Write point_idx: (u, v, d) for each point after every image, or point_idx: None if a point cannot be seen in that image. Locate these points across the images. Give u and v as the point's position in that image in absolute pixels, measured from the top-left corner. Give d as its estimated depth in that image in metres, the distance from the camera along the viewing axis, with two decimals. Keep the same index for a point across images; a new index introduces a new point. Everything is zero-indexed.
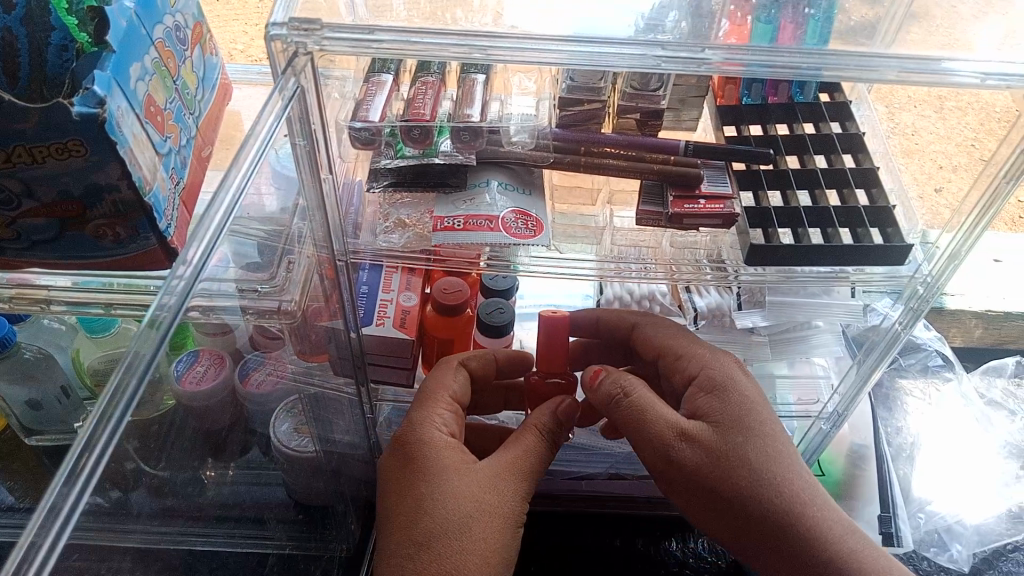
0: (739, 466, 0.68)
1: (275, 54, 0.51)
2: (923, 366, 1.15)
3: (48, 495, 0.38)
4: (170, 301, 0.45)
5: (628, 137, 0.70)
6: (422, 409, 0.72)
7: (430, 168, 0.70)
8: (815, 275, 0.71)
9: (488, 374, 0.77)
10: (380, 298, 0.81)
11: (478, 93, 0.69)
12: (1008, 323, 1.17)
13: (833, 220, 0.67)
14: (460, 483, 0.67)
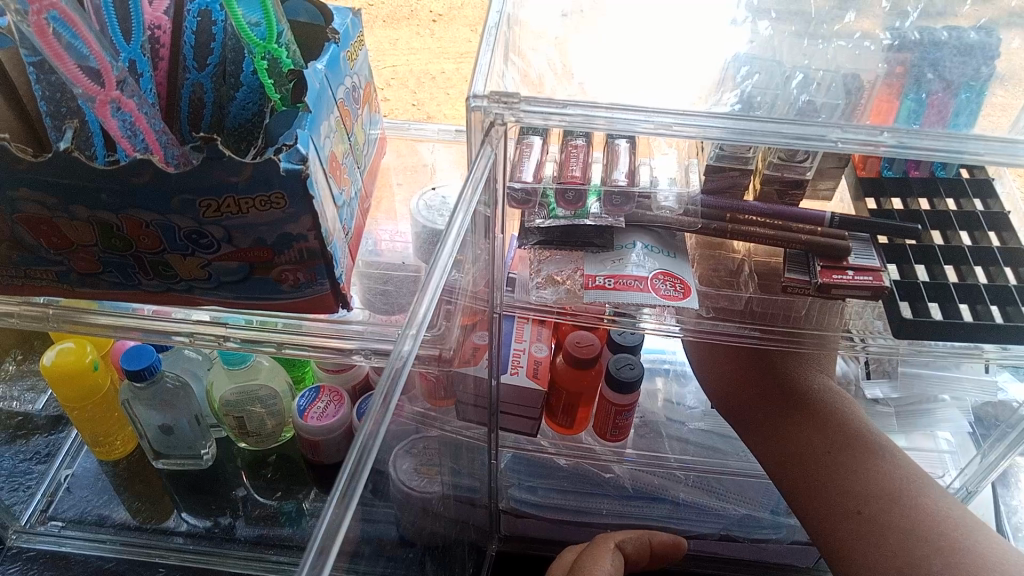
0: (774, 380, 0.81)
1: (473, 122, 0.59)
2: None
3: (313, 545, 0.44)
4: (405, 347, 0.53)
5: (772, 206, 0.71)
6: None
7: (578, 229, 0.73)
8: (960, 350, 0.70)
9: (639, 558, 0.88)
10: (513, 349, 0.85)
11: (625, 159, 0.72)
12: None
13: (984, 297, 0.67)
14: None
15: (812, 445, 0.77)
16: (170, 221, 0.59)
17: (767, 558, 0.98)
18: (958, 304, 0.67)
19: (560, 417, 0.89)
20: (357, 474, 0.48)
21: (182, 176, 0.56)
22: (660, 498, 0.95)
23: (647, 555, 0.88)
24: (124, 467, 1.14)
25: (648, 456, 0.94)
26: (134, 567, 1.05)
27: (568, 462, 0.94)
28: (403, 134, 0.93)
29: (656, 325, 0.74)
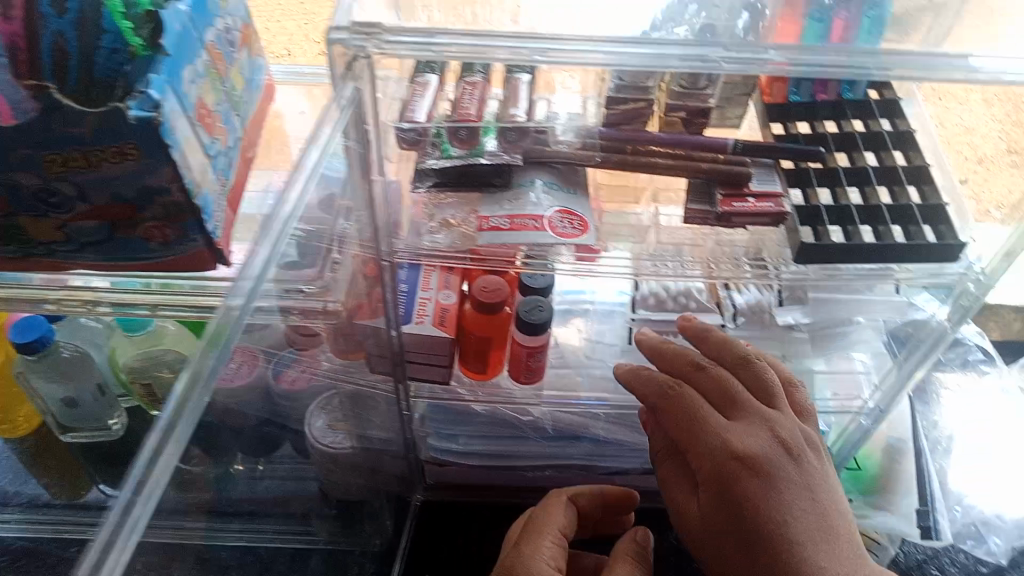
0: (728, 524, 0.64)
1: (335, 57, 0.55)
2: (962, 361, 1.15)
3: (120, 497, 0.41)
4: (236, 301, 0.48)
5: (676, 136, 0.69)
6: (524, 541, 0.75)
7: (474, 170, 0.68)
8: (866, 270, 0.70)
9: (592, 509, 0.87)
10: (419, 297, 0.80)
11: (524, 93, 0.71)
12: None
13: (885, 217, 0.66)
14: None
15: None
16: (14, 180, 0.54)
17: None
18: (860, 225, 0.65)
19: (471, 364, 0.85)
20: (174, 441, 0.43)
21: (16, 130, 0.51)
22: (583, 439, 0.94)
23: (599, 508, 0.88)
24: (32, 442, 1.09)
25: (569, 398, 0.92)
26: (48, 542, 1.02)
27: (484, 408, 0.91)
28: (297, 78, 0.87)
29: (574, 266, 0.72)
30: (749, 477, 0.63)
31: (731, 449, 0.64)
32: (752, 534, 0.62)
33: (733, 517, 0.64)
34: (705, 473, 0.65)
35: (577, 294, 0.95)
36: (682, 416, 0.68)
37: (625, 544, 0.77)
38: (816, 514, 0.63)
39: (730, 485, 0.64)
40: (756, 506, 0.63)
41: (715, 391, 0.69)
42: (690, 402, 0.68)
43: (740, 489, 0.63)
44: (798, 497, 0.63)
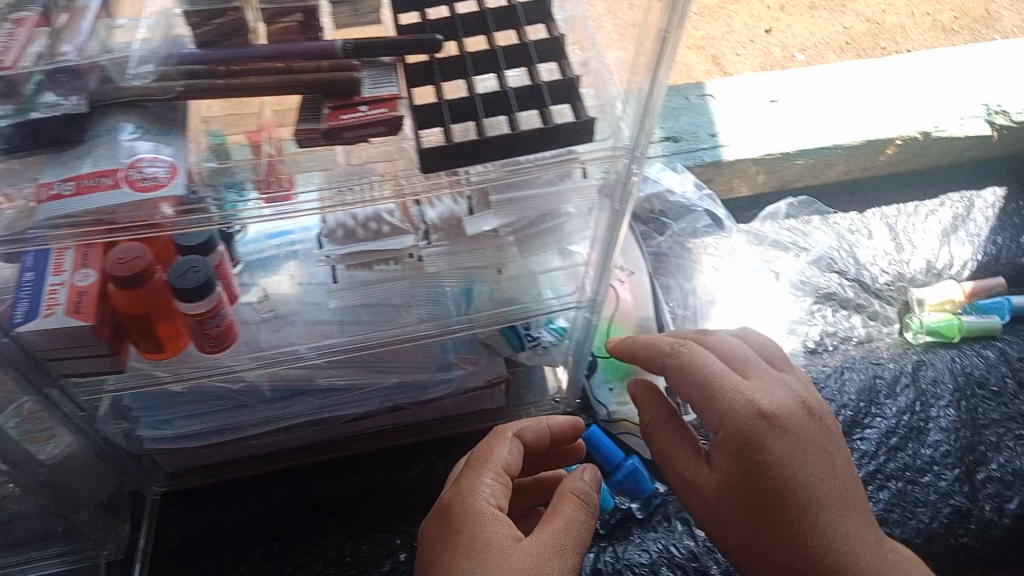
0: (768, 485, 0.66)
1: None
2: (692, 230, 1.10)
3: None
4: None
5: (280, 47, 0.59)
6: (463, 511, 0.64)
7: (42, 124, 0.55)
8: (544, 160, 0.62)
9: (539, 446, 0.76)
10: (46, 284, 0.67)
11: (87, 20, 0.57)
12: (786, 164, 1.12)
13: (513, 104, 0.58)
14: (509, 560, 0.61)
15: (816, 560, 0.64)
16: None
17: (442, 413, 0.96)
18: (487, 117, 0.58)
19: (143, 344, 0.74)
20: None
21: None
22: (308, 392, 0.86)
23: (548, 442, 0.76)
24: None
25: (281, 355, 0.82)
26: None
27: (184, 388, 0.82)
28: None
29: (274, 209, 0.61)
30: (773, 434, 0.67)
31: (754, 408, 0.68)
32: (764, 485, 0.66)
33: (798, 469, 0.66)
34: (723, 440, 0.68)
35: (288, 237, 0.85)
36: (696, 387, 0.71)
37: (569, 482, 0.71)
38: (827, 457, 0.67)
39: (757, 443, 0.66)
40: (787, 465, 0.66)
41: (712, 355, 0.74)
42: (701, 370, 0.71)
43: (767, 445, 0.66)
44: (812, 445, 0.67)
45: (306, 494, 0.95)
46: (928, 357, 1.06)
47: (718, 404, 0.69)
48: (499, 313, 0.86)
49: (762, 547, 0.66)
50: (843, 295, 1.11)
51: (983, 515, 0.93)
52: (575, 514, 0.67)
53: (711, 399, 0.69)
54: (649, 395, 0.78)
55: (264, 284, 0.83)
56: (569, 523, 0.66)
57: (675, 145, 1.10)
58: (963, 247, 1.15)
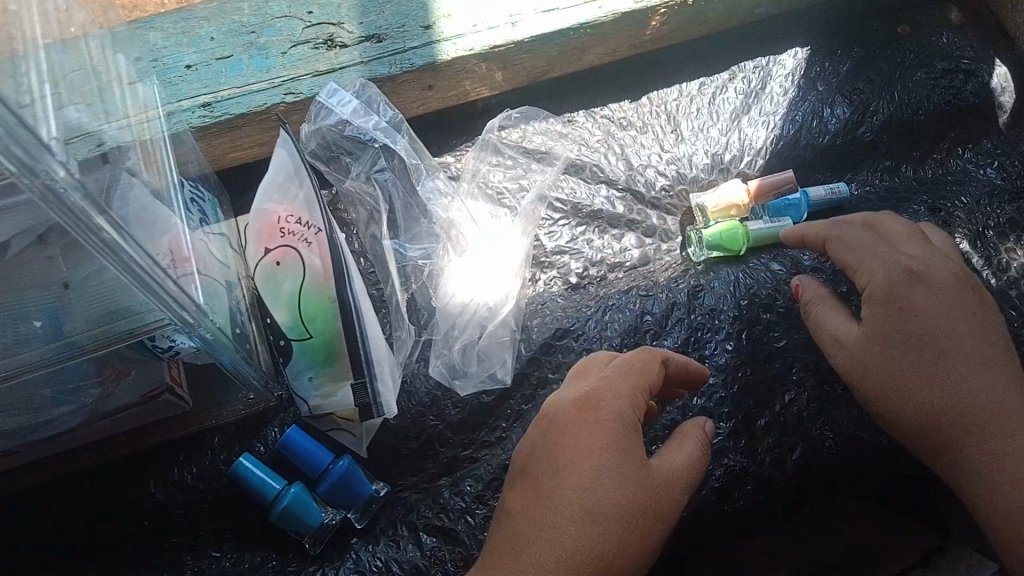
0: (940, 325, 0.70)
1: None
2: (369, 169, 0.88)
3: None
4: None
5: None
6: (552, 454, 0.61)
7: None
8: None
9: (674, 377, 0.71)
10: None
11: None
12: (526, 54, 0.88)
13: None
14: (586, 483, 0.59)
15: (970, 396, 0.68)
16: None
17: (80, 444, 0.75)
18: None
19: None
20: None
21: None
22: None
23: (682, 379, 0.71)
24: None
25: None
26: None
27: None
28: None
29: None
30: (917, 287, 0.71)
31: (904, 266, 0.72)
32: (931, 330, 0.69)
33: (931, 321, 0.70)
34: (866, 293, 0.72)
35: None
36: (848, 250, 0.76)
37: (688, 424, 0.65)
38: (971, 313, 0.71)
39: (887, 299, 0.71)
40: (921, 317, 0.70)
41: (859, 231, 0.77)
42: (857, 237, 0.76)
43: (910, 295, 0.70)
44: (963, 301, 0.71)
45: None
46: (709, 281, 0.88)
47: (908, 253, 0.74)
48: (108, 329, 0.59)
49: (898, 399, 0.69)
50: (611, 212, 0.92)
51: (762, 471, 0.79)
52: (680, 484, 0.61)
53: (870, 264, 0.74)
54: (683, 358, 0.71)
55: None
56: (666, 477, 0.61)
57: (378, 46, 0.85)
58: (753, 132, 0.96)
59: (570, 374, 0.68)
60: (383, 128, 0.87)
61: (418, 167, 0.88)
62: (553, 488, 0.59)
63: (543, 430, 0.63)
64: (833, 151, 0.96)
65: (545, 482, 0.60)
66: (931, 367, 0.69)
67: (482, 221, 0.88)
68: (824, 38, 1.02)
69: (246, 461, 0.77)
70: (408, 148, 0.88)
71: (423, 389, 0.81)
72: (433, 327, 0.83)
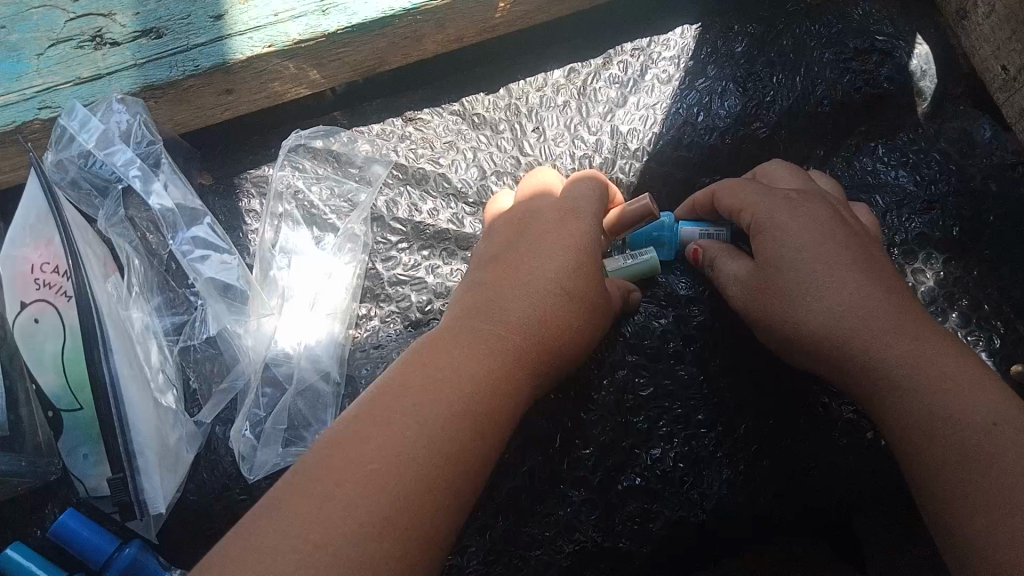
0: (830, 238, 0.61)
1: None
2: (115, 213, 0.72)
3: None
4: None
5: None
6: (531, 247, 0.61)
7: None
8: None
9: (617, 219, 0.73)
10: None
11: None
12: (342, 48, 0.74)
13: None
14: (547, 279, 0.58)
15: (863, 313, 0.57)
16: None
17: None
18: None
19: None
20: None
21: None
22: None
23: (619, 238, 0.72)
24: None
25: None
26: None
27: None
28: None
29: None
30: (792, 209, 0.63)
31: (783, 197, 0.64)
32: (814, 244, 0.60)
33: (807, 244, 0.61)
34: (753, 227, 0.64)
35: None
36: (733, 196, 0.67)
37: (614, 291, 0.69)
38: (856, 237, 0.62)
39: (768, 228, 0.63)
40: (791, 241, 0.61)
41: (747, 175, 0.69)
42: (739, 181, 0.67)
43: (788, 219, 0.62)
44: (844, 224, 0.63)
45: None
46: None
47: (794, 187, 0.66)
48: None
49: (804, 321, 0.59)
50: (459, 232, 0.78)
51: (617, 544, 0.70)
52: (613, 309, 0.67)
53: (751, 200, 0.65)
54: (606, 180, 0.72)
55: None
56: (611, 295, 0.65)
57: (156, 44, 0.70)
58: (630, 128, 0.82)
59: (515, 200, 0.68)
60: (135, 165, 0.71)
61: (174, 214, 0.72)
62: (526, 275, 0.59)
63: (517, 235, 0.64)
64: (722, 151, 0.82)
65: (522, 266, 0.60)
66: (813, 283, 0.59)
67: (300, 251, 0.75)
68: (717, 14, 0.88)
69: (14, 555, 0.65)
70: (163, 191, 0.72)
71: (228, 458, 0.70)
72: (217, 394, 0.70)
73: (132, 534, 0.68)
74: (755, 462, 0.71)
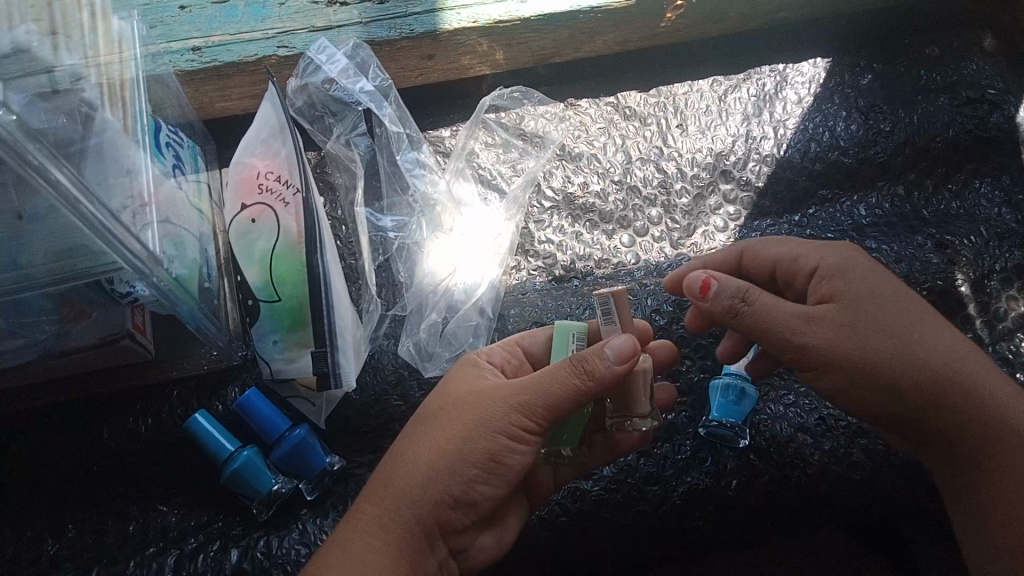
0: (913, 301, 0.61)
1: None
2: (348, 134, 0.86)
3: None
4: None
5: None
6: (430, 426, 0.58)
7: None
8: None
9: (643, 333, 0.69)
10: None
11: None
12: (532, 33, 0.86)
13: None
14: (427, 471, 0.55)
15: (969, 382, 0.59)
16: None
17: (33, 382, 0.71)
18: None
19: None
20: None
21: None
22: None
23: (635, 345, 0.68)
24: None
25: None
26: None
27: None
28: None
29: None
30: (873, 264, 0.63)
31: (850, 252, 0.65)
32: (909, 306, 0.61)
33: (878, 284, 0.61)
34: (823, 271, 0.63)
35: None
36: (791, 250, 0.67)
37: (587, 357, 0.55)
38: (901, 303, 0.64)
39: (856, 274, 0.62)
40: (861, 277, 0.61)
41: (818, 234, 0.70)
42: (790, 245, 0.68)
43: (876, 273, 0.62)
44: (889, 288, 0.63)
45: None
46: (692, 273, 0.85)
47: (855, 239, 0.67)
48: (67, 263, 0.58)
49: (908, 356, 0.59)
50: (603, 207, 0.89)
51: (727, 492, 0.76)
52: (544, 381, 0.56)
53: (829, 255, 0.64)
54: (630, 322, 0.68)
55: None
56: (539, 391, 0.55)
57: (379, 7, 0.83)
58: (763, 136, 0.93)
59: (463, 364, 0.64)
60: (371, 93, 0.84)
61: (402, 137, 0.85)
62: (415, 459, 0.56)
63: (438, 400, 0.61)
64: (840, 169, 0.92)
65: (418, 446, 0.57)
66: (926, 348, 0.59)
67: (469, 203, 0.85)
68: (846, 53, 0.99)
69: (201, 419, 0.72)
70: (395, 117, 0.85)
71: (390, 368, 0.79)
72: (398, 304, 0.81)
73: (299, 419, 0.76)
74: (856, 439, 0.78)
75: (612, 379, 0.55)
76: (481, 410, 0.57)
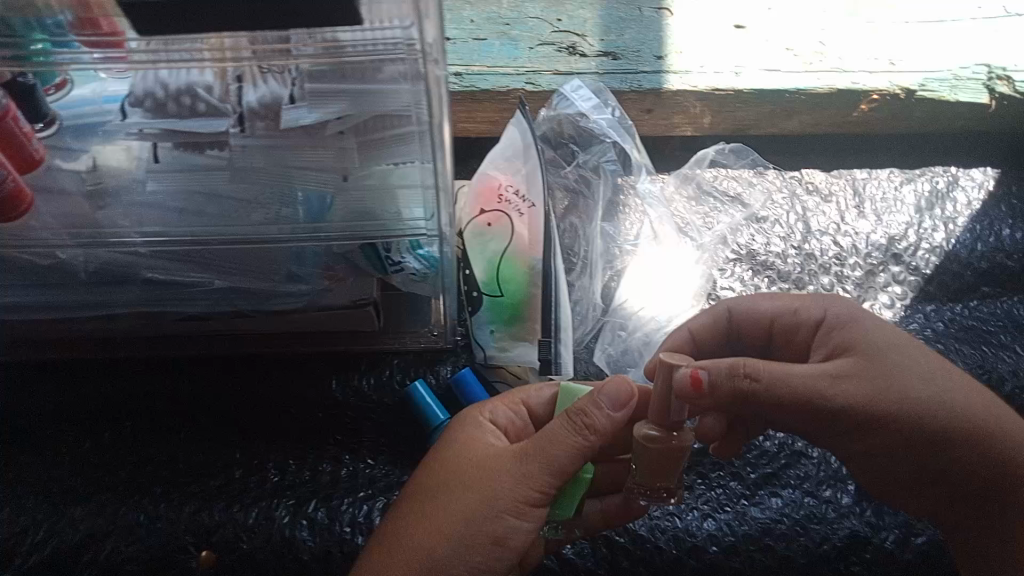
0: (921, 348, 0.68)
1: None
2: (596, 163, 0.96)
3: None
4: None
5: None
6: (441, 484, 0.62)
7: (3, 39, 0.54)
8: (379, 39, 0.53)
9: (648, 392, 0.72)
10: None
11: None
12: (741, 104, 0.97)
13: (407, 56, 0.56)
14: (448, 529, 0.60)
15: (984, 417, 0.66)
16: None
17: (289, 329, 0.84)
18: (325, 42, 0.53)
19: None
20: None
21: None
22: (133, 282, 0.74)
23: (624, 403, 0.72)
24: None
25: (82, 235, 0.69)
26: None
27: None
28: None
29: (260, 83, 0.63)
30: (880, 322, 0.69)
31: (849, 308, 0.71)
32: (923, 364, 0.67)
33: (888, 336, 0.68)
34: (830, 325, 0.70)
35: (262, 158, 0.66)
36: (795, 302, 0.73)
37: (585, 412, 0.61)
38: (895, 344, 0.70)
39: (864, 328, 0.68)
40: (867, 329, 0.68)
41: (762, 301, 0.75)
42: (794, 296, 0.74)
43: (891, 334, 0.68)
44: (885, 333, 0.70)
45: (109, 392, 0.84)
46: None
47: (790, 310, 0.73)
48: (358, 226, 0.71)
49: (926, 407, 0.65)
50: (782, 267, 0.96)
51: (884, 543, 0.80)
52: (559, 450, 0.61)
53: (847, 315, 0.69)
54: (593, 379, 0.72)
55: (96, 149, 0.70)
56: (549, 449, 0.61)
57: (613, 63, 0.96)
58: (935, 228, 1.01)
59: (456, 419, 0.68)
60: (622, 129, 0.96)
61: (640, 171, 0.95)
62: (433, 515, 0.60)
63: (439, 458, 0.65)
64: (1007, 269, 0.98)
65: (432, 505, 0.61)
66: (945, 395, 0.66)
67: (663, 245, 0.92)
68: (1018, 167, 1.06)
69: (421, 387, 0.81)
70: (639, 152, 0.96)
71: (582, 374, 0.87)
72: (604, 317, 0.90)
73: None
74: None
75: (611, 425, 0.61)
76: (489, 480, 0.61)
